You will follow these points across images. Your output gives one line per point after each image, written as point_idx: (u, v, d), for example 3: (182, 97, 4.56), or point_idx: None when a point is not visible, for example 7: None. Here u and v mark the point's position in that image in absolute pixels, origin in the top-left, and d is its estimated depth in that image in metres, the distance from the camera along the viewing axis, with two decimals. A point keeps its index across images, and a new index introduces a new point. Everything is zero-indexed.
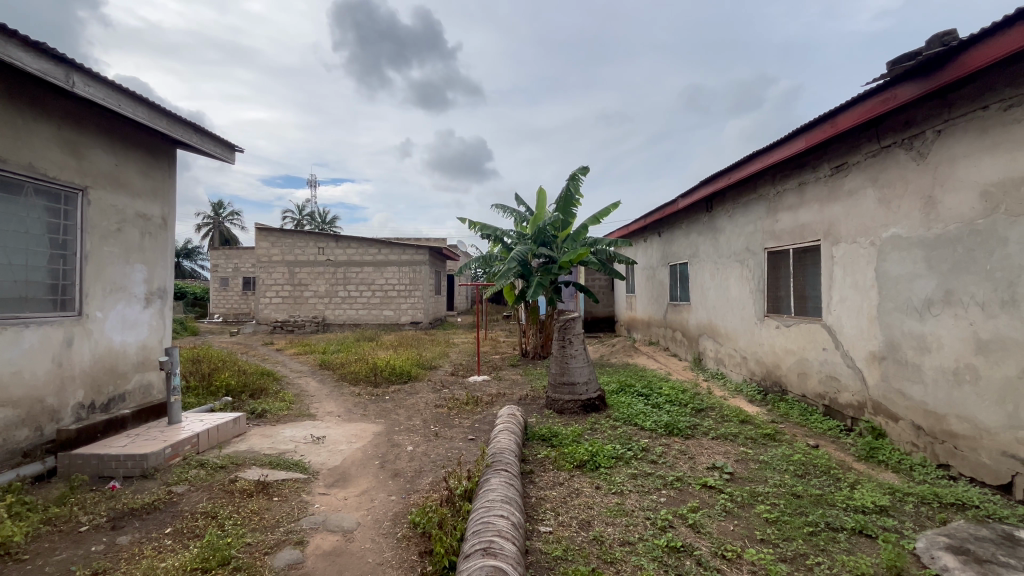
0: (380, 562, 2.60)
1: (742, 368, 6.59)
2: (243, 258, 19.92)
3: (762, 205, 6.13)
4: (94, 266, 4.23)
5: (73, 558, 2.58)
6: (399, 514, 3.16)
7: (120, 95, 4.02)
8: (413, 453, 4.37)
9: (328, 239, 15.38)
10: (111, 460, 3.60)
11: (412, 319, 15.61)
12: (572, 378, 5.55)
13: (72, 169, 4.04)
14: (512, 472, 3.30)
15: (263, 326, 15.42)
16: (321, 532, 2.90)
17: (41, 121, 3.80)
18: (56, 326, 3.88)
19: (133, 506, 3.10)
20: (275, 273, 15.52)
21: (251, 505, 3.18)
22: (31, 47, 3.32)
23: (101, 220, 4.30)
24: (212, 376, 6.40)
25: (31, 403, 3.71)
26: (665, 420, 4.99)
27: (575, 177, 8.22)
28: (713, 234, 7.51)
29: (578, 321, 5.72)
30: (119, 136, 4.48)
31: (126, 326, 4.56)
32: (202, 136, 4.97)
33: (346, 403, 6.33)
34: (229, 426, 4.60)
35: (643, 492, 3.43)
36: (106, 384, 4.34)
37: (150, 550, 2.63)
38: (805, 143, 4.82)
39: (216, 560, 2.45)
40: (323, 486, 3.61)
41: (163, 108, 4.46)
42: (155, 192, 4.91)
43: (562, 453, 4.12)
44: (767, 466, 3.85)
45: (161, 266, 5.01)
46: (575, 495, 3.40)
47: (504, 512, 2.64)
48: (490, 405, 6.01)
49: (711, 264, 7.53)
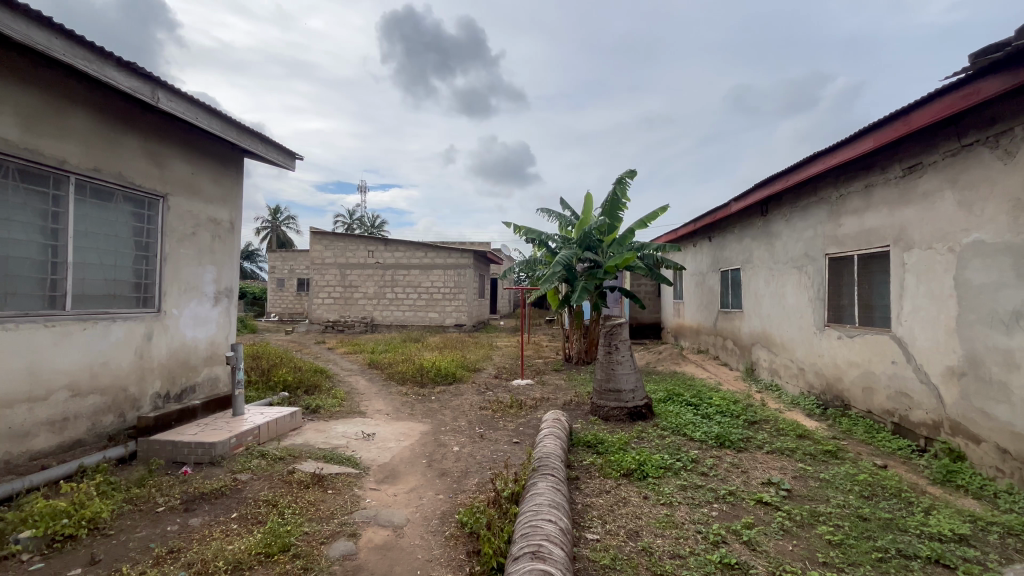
0: (429, 559, 2.65)
1: (799, 380, 6.25)
2: (298, 260, 20.90)
3: (823, 209, 5.81)
4: (171, 267, 4.59)
5: (152, 536, 2.79)
6: (447, 513, 3.22)
7: (196, 109, 4.35)
8: (459, 453, 4.43)
9: (377, 242, 15.92)
10: (183, 446, 3.86)
11: (456, 321, 15.87)
12: (618, 385, 5.46)
13: (155, 177, 4.40)
14: (559, 477, 3.28)
15: (316, 326, 16.11)
16: (373, 526, 2.99)
17: (130, 134, 4.17)
18: (138, 321, 4.23)
19: (203, 491, 3.32)
20: (327, 274, 16.20)
21: (308, 496, 3.33)
22: (123, 67, 3.66)
23: (178, 224, 4.65)
24: (271, 372, 6.77)
25: (116, 391, 4.05)
26: (716, 431, 4.81)
27: (622, 180, 8.12)
28: (768, 238, 7.19)
29: (625, 327, 5.62)
30: (195, 146, 4.84)
31: (197, 322, 4.90)
32: (267, 145, 5.27)
33: (394, 402, 6.50)
34: (286, 420, 4.85)
35: (694, 505, 3.32)
36: (179, 376, 4.69)
37: (219, 532, 2.81)
38: (873, 142, 4.53)
39: (277, 546, 2.59)
40: (373, 482, 3.73)
41: (234, 120, 4.79)
42: (224, 198, 5.25)
43: (608, 461, 4.06)
44: (828, 485, 3.63)
45: (229, 267, 5.36)
46: (622, 504, 3.34)
47: (552, 517, 2.63)
48: (533, 409, 6.00)
49: (766, 270, 7.20)
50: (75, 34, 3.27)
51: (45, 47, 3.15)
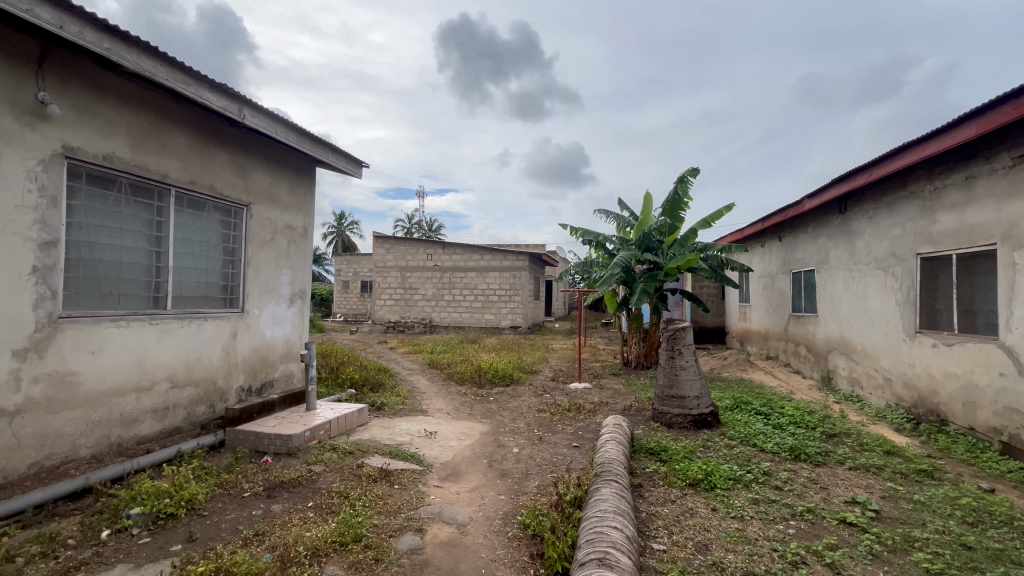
0: (493, 559, 2.68)
1: (886, 391, 5.74)
2: (361, 263, 21.92)
3: (913, 204, 5.32)
4: (254, 270, 4.96)
5: (240, 519, 3.02)
6: (509, 513, 3.24)
7: (277, 123, 4.69)
8: (519, 455, 4.45)
9: (436, 245, 16.38)
10: (264, 437, 4.16)
11: (511, 323, 15.99)
12: (681, 391, 5.27)
13: (240, 188, 4.78)
14: (622, 484, 3.20)
15: (378, 326, 16.81)
16: (438, 523, 3.07)
17: (220, 149, 4.56)
18: (225, 320, 4.61)
19: (282, 479, 3.55)
20: (389, 277, 16.85)
21: (376, 490, 3.48)
22: (216, 88, 4.02)
23: (260, 230, 5.03)
24: (339, 369, 7.13)
25: (207, 384, 4.45)
26: (790, 443, 4.52)
27: (684, 178, 7.84)
28: (847, 237, 6.67)
29: (689, 331, 5.41)
30: (274, 158, 5.21)
31: (275, 322, 5.27)
32: (336, 154, 5.58)
33: (453, 402, 6.64)
34: (354, 415, 5.09)
35: (768, 520, 3.13)
36: (259, 371, 5.05)
37: (298, 520, 2.99)
38: (974, 131, 4.10)
39: (350, 536, 2.72)
40: (437, 479, 3.83)
41: (307, 132, 5.11)
42: (299, 205, 5.59)
43: (673, 470, 3.92)
44: (923, 507, 3.31)
45: (303, 270, 5.71)
46: (689, 515, 3.21)
47: (617, 524, 2.58)
48: (592, 413, 5.91)
49: (846, 271, 6.68)
50: (175, 59, 3.63)
51: (152, 73, 3.52)
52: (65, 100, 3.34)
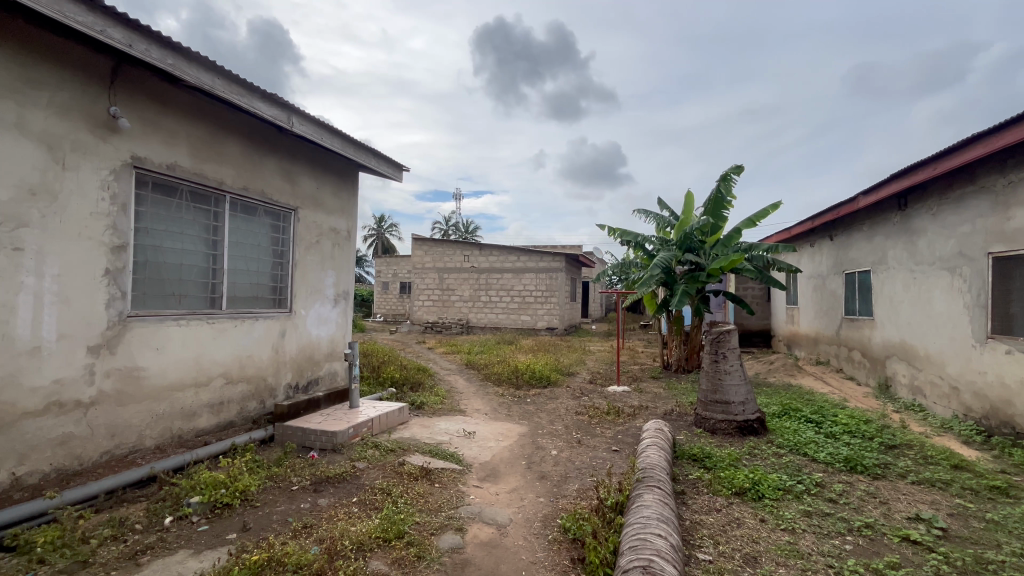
0: (533, 561, 2.67)
1: (952, 400, 5.35)
2: (401, 264, 22.41)
3: (984, 199, 4.94)
4: (301, 272, 5.16)
5: (289, 511, 3.14)
6: (549, 516, 3.23)
7: (323, 130, 4.87)
8: (557, 458, 4.42)
9: (473, 247, 16.54)
10: (311, 433, 4.31)
11: (548, 325, 15.93)
12: (726, 397, 5.09)
13: (289, 193, 4.99)
14: (665, 490, 3.12)
15: (417, 326, 17.12)
16: (478, 523, 3.09)
17: (270, 157, 4.77)
18: (275, 320, 4.82)
19: (328, 474, 3.67)
20: (427, 278, 17.14)
21: (417, 488, 3.54)
22: (267, 98, 4.22)
23: (306, 233, 5.22)
24: (381, 369, 7.31)
25: (258, 380, 4.66)
26: (845, 453, 4.28)
27: (727, 177, 7.58)
28: (908, 235, 6.26)
29: (734, 334, 5.22)
30: (320, 164, 5.41)
31: (320, 322, 5.45)
32: (378, 159, 5.73)
33: (491, 403, 6.67)
34: (395, 414, 5.20)
35: (822, 535, 2.97)
36: (306, 369, 5.25)
37: (343, 514, 3.08)
38: None
39: (393, 533, 2.78)
40: (476, 479, 3.86)
41: (351, 137, 5.27)
42: (343, 209, 5.77)
43: (717, 477, 3.79)
44: (998, 527, 3.05)
45: (346, 271, 5.89)
46: (736, 525, 3.10)
47: (661, 532, 2.51)
48: (632, 417, 5.80)
49: (906, 272, 6.27)
50: (230, 72, 3.83)
51: (211, 86, 3.73)
52: (133, 113, 3.58)
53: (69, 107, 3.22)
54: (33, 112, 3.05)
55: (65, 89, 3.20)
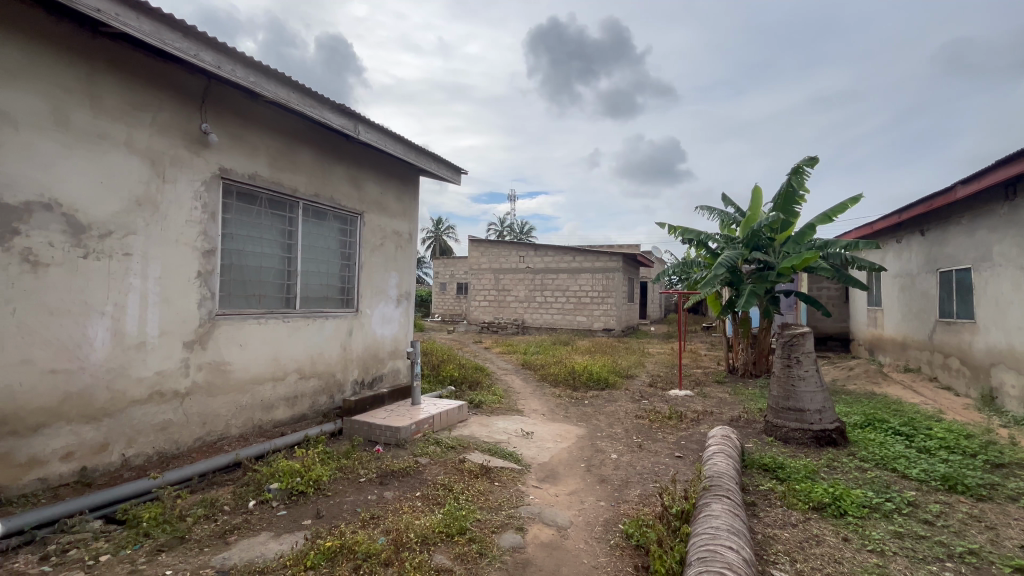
0: (595, 565, 2.64)
1: None
2: (458, 265, 22.90)
3: None
4: (366, 273, 5.40)
5: (357, 501, 3.30)
6: (611, 521, 3.17)
7: (386, 137, 5.08)
8: (617, 461, 4.34)
9: (528, 248, 16.60)
10: (376, 428, 4.49)
11: (604, 325, 15.67)
12: (800, 404, 4.77)
13: (355, 199, 5.24)
14: (735, 501, 2.96)
15: (473, 326, 17.42)
16: (538, 523, 3.09)
17: (339, 165, 5.04)
18: (343, 319, 5.08)
19: (393, 468, 3.81)
20: (483, 278, 17.39)
21: (478, 485, 3.60)
22: (336, 108, 4.46)
23: (371, 236, 5.47)
24: (440, 367, 7.51)
25: (328, 376, 4.93)
26: (942, 470, 3.87)
27: (799, 169, 7.10)
28: (1017, 228, 5.57)
29: (809, 337, 4.86)
30: (384, 170, 5.64)
31: (384, 321, 5.68)
32: (437, 163, 5.89)
33: (549, 403, 6.65)
34: (455, 412, 5.31)
35: (916, 559, 2.70)
36: (371, 366, 5.48)
37: (407, 507, 3.19)
38: None
39: (455, 529, 2.84)
40: (536, 480, 3.86)
41: (412, 143, 5.45)
42: (405, 212, 5.99)
43: (792, 489, 3.55)
44: None
45: (408, 272, 6.08)
46: (814, 542, 2.89)
47: (732, 545, 2.39)
48: (695, 422, 5.58)
49: (1015, 269, 5.58)
50: (303, 86, 4.09)
51: (286, 100, 4.00)
52: (220, 128, 3.91)
53: (169, 125, 3.57)
54: (139, 131, 3.41)
55: (166, 109, 3.55)
